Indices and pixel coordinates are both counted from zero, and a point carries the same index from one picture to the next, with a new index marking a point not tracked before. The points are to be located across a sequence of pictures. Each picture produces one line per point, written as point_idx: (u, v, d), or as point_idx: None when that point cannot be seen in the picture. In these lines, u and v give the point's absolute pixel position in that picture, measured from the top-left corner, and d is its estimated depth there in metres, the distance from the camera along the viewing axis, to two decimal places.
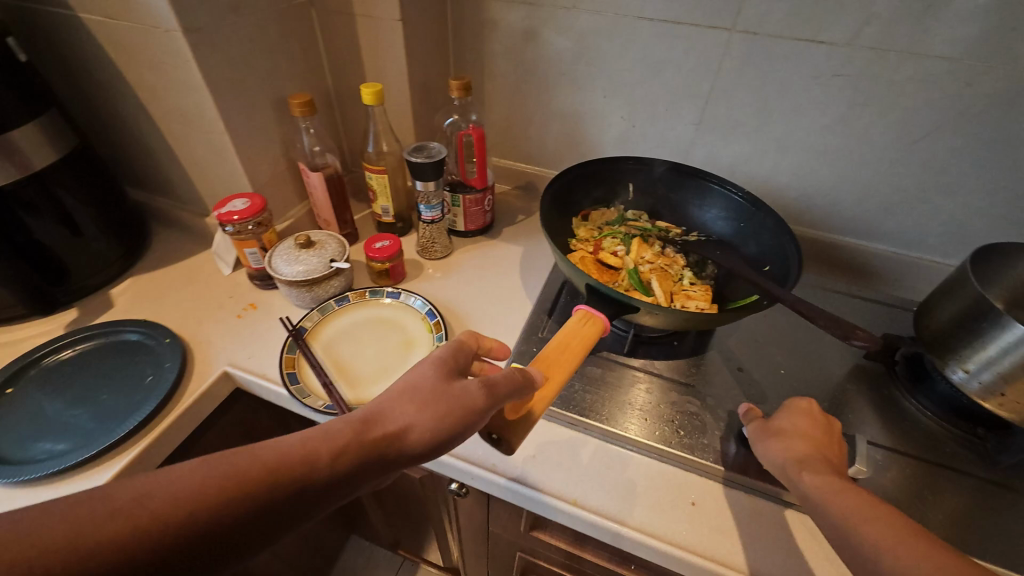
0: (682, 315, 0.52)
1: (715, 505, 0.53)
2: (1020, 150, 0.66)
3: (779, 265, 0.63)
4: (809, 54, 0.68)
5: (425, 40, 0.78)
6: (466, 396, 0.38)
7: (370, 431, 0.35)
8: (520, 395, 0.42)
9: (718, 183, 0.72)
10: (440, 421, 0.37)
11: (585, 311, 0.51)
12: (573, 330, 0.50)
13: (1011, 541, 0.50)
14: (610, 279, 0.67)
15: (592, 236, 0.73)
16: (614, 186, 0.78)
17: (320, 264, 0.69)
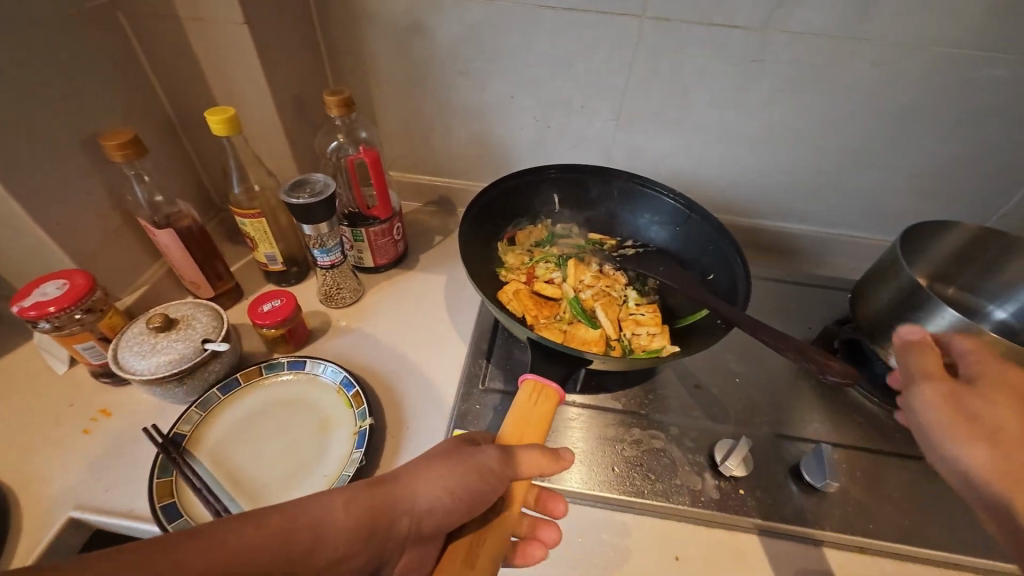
0: (631, 362, 0.49)
1: (698, 554, 0.50)
2: (917, 125, 0.68)
3: (721, 276, 0.60)
4: (723, 40, 0.64)
5: (286, 45, 0.63)
6: (484, 460, 0.38)
7: (388, 492, 0.35)
8: (538, 467, 0.40)
9: (650, 188, 0.66)
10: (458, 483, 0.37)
11: (535, 380, 0.47)
12: (528, 408, 0.45)
13: (962, 520, 0.52)
14: (550, 312, 0.61)
15: (523, 263, 0.67)
16: (539, 200, 0.70)
17: (189, 349, 0.54)
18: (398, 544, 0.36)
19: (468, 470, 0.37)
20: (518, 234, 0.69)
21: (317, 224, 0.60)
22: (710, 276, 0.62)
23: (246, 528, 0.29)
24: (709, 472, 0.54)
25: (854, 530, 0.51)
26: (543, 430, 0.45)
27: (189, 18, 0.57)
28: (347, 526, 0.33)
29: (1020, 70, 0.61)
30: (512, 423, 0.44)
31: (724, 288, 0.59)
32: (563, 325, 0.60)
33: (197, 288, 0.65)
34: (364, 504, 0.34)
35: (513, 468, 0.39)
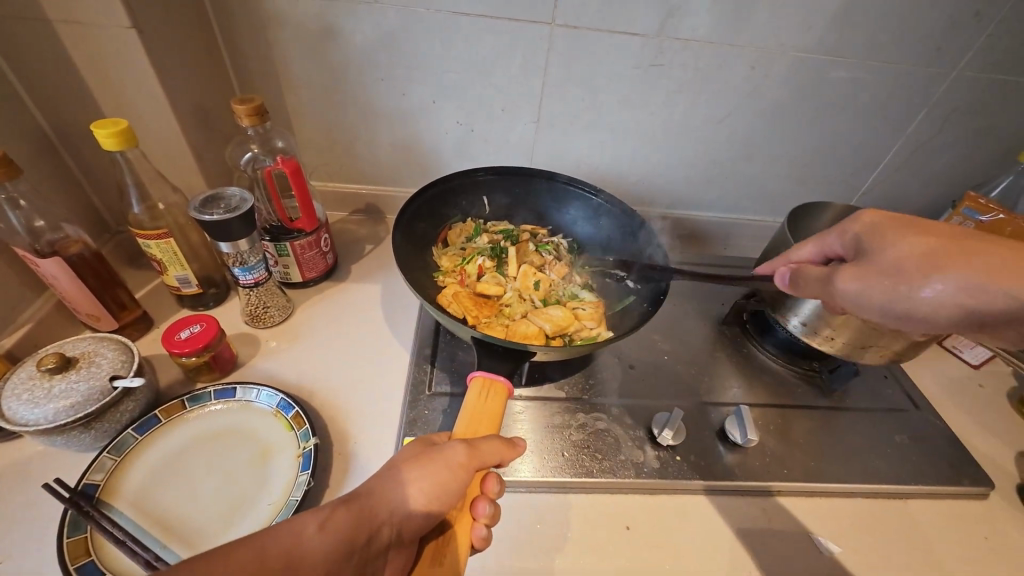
0: (575, 350, 0.51)
1: (646, 520, 0.54)
2: (792, 120, 0.78)
3: (646, 263, 0.65)
4: (628, 46, 0.69)
5: (183, 50, 0.59)
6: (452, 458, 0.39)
7: (362, 507, 0.35)
8: (502, 453, 0.41)
9: (575, 186, 0.71)
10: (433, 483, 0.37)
11: (482, 377, 0.48)
12: (479, 404, 0.47)
13: (854, 453, 0.62)
14: (492, 311, 0.63)
15: (457, 264, 0.67)
16: (471, 203, 0.72)
17: (95, 389, 0.48)
18: (382, 558, 0.35)
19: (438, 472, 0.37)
20: (451, 236, 0.70)
21: (236, 241, 0.57)
22: (634, 264, 0.67)
23: (217, 563, 0.28)
24: (649, 444, 0.58)
25: (774, 476, 0.58)
26: (497, 423, 0.46)
27: (60, 21, 0.51)
28: (324, 546, 0.32)
29: (862, 72, 0.72)
30: (464, 422, 0.45)
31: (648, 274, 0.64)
32: (505, 322, 0.62)
33: (96, 321, 0.58)
34: (341, 522, 0.33)
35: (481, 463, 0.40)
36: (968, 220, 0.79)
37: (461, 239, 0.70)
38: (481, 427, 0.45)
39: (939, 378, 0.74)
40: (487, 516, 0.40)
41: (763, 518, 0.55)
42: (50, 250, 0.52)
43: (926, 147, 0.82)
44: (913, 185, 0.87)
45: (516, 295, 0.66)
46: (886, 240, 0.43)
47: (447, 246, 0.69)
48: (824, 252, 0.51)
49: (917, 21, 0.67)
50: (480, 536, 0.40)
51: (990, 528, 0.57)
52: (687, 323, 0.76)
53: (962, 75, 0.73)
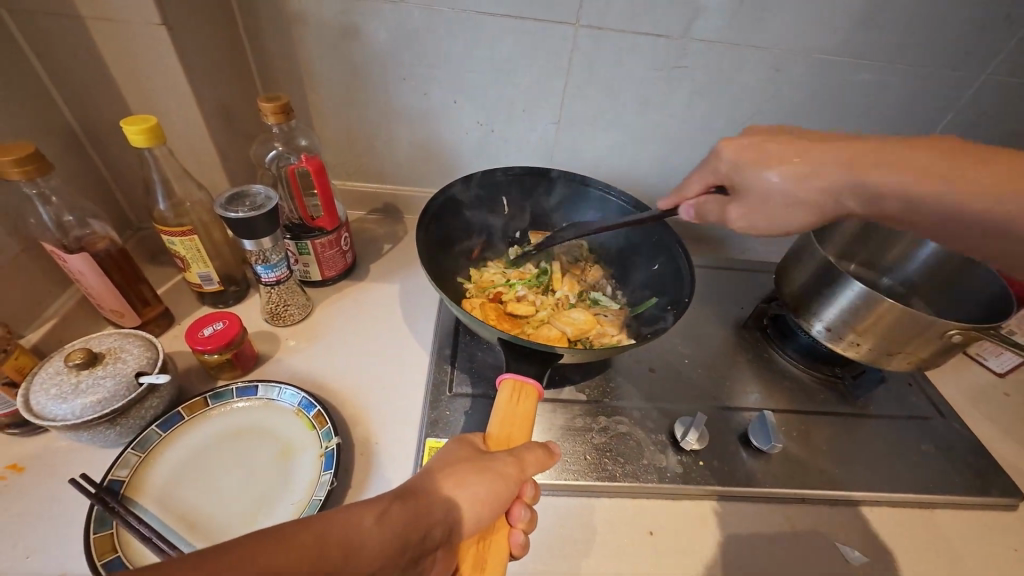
0: (599, 352, 0.50)
1: (670, 526, 0.53)
2: (814, 123, 0.78)
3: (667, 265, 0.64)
4: (651, 48, 0.69)
5: (209, 48, 0.59)
6: (502, 464, 0.39)
7: (417, 503, 0.34)
8: (543, 463, 0.41)
9: (595, 187, 0.70)
10: (484, 489, 0.37)
11: (514, 379, 0.48)
12: (512, 407, 0.46)
13: (879, 460, 0.61)
14: (522, 323, 0.62)
15: (483, 280, 0.67)
16: (491, 205, 0.71)
17: (121, 386, 0.48)
18: (430, 556, 0.34)
19: (488, 477, 0.37)
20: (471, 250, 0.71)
21: (260, 239, 0.57)
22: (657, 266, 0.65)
23: (280, 546, 0.27)
24: (672, 449, 0.58)
25: (798, 484, 0.57)
26: (529, 426, 0.46)
27: (92, 17, 0.51)
28: (381, 539, 0.31)
29: (888, 75, 0.72)
30: (497, 425, 0.45)
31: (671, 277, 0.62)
32: (528, 326, 0.62)
33: (119, 317, 0.58)
34: (399, 516, 0.32)
35: (525, 468, 0.40)
36: None
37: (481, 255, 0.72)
38: (517, 431, 0.45)
39: (963, 386, 0.73)
40: (525, 520, 0.40)
41: (786, 524, 0.55)
42: (77, 246, 0.52)
43: None
44: None
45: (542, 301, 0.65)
46: (751, 167, 0.44)
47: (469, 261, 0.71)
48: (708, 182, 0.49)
49: (946, 25, 0.66)
50: (518, 542, 0.40)
51: (1018, 540, 0.56)
52: (706, 326, 0.76)
53: (992, 78, 0.71)
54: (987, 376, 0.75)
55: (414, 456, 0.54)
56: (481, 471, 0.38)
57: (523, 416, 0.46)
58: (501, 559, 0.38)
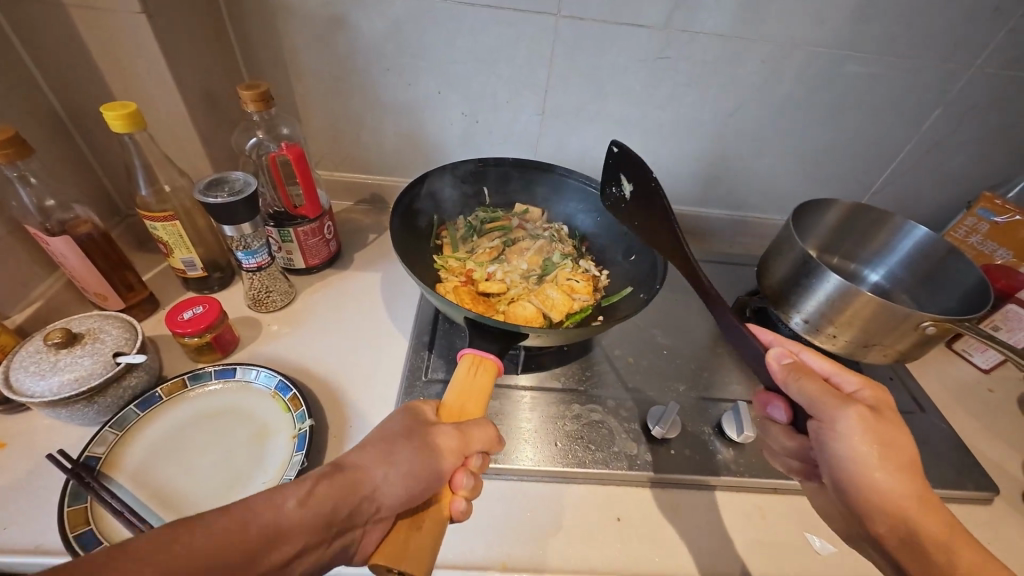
0: (561, 336, 0.51)
1: (639, 513, 0.53)
2: (799, 115, 0.77)
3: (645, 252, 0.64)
4: (634, 38, 0.69)
5: (191, 37, 0.60)
6: (442, 440, 0.39)
7: (344, 479, 0.35)
8: (489, 441, 0.42)
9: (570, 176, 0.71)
10: (418, 467, 0.37)
11: (474, 354, 0.49)
12: (469, 379, 0.47)
13: None
14: (489, 309, 0.63)
15: (458, 263, 0.67)
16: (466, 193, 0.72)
17: (99, 364, 0.50)
18: (360, 530, 0.35)
19: (428, 455, 0.38)
20: (448, 237, 0.70)
21: (239, 224, 0.58)
22: (612, 187, 0.64)
23: (195, 535, 0.29)
24: (645, 438, 0.58)
25: (770, 474, 0.57)
26: (485, 400, 0.47)
27: (73, 5, 0.52)
28: (302, 520, 0.32)
29: (875, 67, 0.71)
30: (453, 395, 0.46)
31: (619, 202, 0.62)
32: (502, 309, 0.62)
33: (104, 300, 0.60)
34: (324, 494, 0.34)
35: (469, 445, 0.40)
36: (983, 221, 0.78)
37: (459, 239, 0.70)
38: (469, 408, 0.45)
39: (946, 382, 0.72)
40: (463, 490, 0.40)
41: (758, 516, 0.55)
42: (60, 229, 0.54)
43: (942, 143, 0.80)
44: (926, 184, 0.86)
45: (516, 283, 0.66)
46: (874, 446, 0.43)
47: (444, 244, 0.69)
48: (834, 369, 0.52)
49: (932, 17, 0.65)
50: (458, 510, 0.39)
51: (993, 534, 0.56)
52: (688, 319, 0.76)
53: (983, 69, 0.71)
54: (972, 372, 0.74)
55: None
56: (418, 447, 0.38)
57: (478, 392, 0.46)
58: (434, 533, 0.38)
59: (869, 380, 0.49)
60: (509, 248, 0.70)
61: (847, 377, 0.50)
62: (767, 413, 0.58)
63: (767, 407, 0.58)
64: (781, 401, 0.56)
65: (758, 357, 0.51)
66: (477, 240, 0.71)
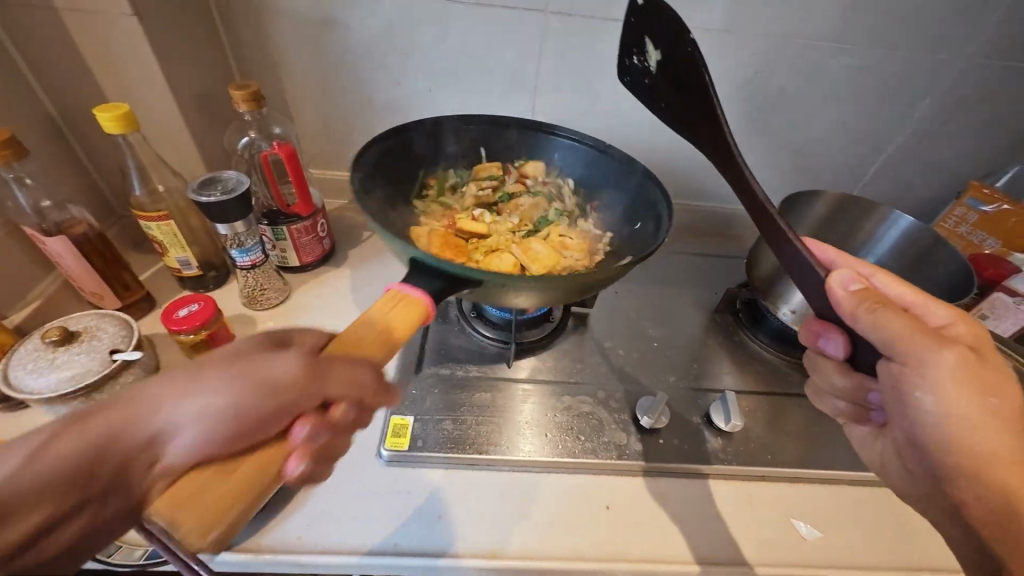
0: (557, 290, 0.49)
1: (628, 502, 0.54)
2: (787, 108, 0.78)
3: (652, 219, 0.63)
4: (622, 34, 0.69)
5: (182, 38, 0.61)
6: (277, 371, 0.33)
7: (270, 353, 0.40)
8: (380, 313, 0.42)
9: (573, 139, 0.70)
10: (225, 401, 0.32)
11: (397, 291, 0.45)
12: (380, 313, 0.42)
13: (843, 442, 0.61)
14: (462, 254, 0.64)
15: (444, 210, 0.69)
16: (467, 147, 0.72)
17: (96, 361, 0.51)
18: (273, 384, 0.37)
19: (253, 376, 0.33)
20: (435, 185, 0.71)
21: (232, 222, 0.59)
22: (634, 56, 0.55)
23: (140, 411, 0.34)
24: (635, 428, 0.59)
25: (758, 462, 0.57)
26: (386, 337, 0.41)
27: (65, 8, 0.53)
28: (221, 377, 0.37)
29: (861, 59, 0.72)
30: (352, 325, 0.41)
31: (643, 74, 0.55)
32: (476, 255, 0.63)
33: (100, 299, 0.61)
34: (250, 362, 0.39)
35: (324, 383, 0.34)
36: (972, 211, 0.78)
37: (446, 188, 0.71)
38: (365, 342, 0.40)
39: None
40: (305, 443, 0.33)
41: (747, 504, 0.55)
42: (56, 230, 0.55)
43: (931, 135, 0.80)
44: (917, 176, 0.86)
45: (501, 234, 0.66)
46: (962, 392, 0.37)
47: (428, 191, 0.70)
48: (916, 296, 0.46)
49: (915, 9, 0.66)
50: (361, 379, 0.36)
51: None
52: (680, 312, 0.76)
53: (968, 60, 0.71)
54: None
55: (380, 434, 0.56)
56: (245, 373, 0.33)
57: (385, 328, 0.41)
58: (243, 493, 0.31)
59: (957, 311, 0.43)
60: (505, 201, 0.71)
61: (935, 310, 0.44)
62: (818, 344, 0.48)
63: (819, 339, 0.48)
64: (838, 333, 0.46)
65: (815, 279, 0.40)
66: (465, 188, 0.72)
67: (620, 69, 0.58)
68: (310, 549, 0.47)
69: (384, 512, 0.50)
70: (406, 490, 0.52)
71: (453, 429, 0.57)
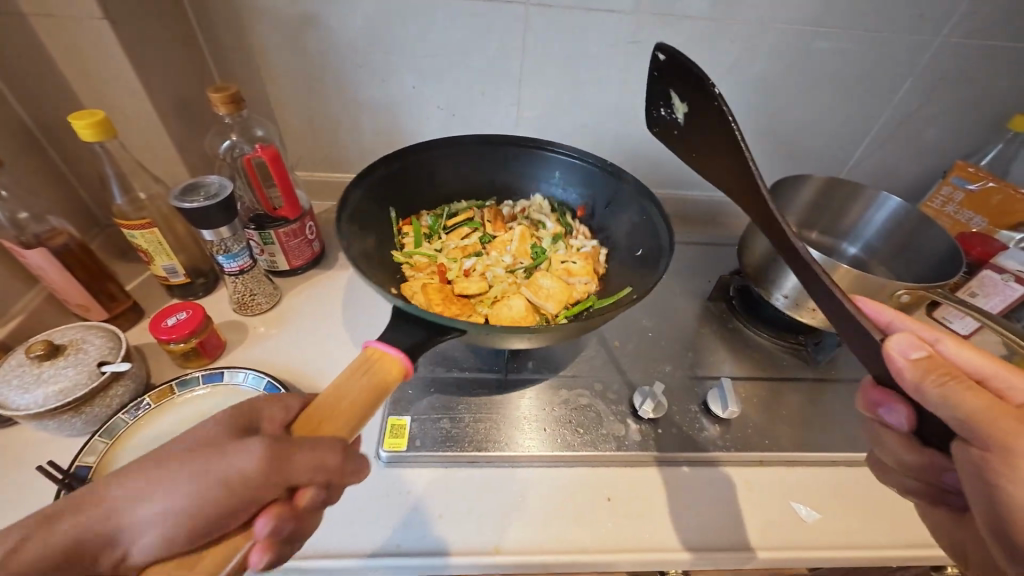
0: (562, 332, 0.49)
1: (628, 493, 0.54)
2: (774, 93, 0.78)
3: (649, 240, 0.61)
4: (605, 23, 0.69)
5: (158, 42, 0.59)
6: (235, 465, 0.32)
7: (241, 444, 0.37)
8: (355, 380, 0.39)
9: (562, 153, 0.70)
10: (184, 492, 0.32)
11: (369, 353, 0.40)
12: (350, 381, 0.39)
13: (839, 424, 0.62)
14: (473, 301, 0.63)
15: (431, 259, 0.67)
16: (443, 177, 0.71)
17: (83, 375, 0.50)
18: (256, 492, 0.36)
19: (211, 475, 0.32)
20: (410, 233, 0.69)
21: (217, 228, 0.58)
22: (661, 109, 0.54)
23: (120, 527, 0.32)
24: (632, 419, 0.59)
25: (755, 447, 0.58)
26: (355, 414, 0.38)
27: (34, 14, 0.52)
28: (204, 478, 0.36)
29: (844, 42, 0.72)
30: (323, 398, 0.38)
31: (671, 125, 0.54)
32: (482, 305, 0.63)
33: (86, 311, 0.60)
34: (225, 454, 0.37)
35: (284, 474, 0.32)
36: (958, 190, 0.79)
37: (423, 233, 0.69)
38: (318, 424, 0.37)
39: None
40: (270, 535, 0.33)
41: (745, 488, 0.56)
42: (36, 242, 0.53)
43: (915, 115, 0.81)
44: (904, 156, 0.87)
45: (498, 276, 0.67)
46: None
47: (409, 240, 0.68)
48: (986, 373, 0.43)
49: None
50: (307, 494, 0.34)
51: None
52: (673, 301, 0.77)
53: (950, 40, 0.72)
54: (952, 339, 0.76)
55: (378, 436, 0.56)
56: (206, 467, 0.32)
57: (346, 409, 0.37)
58: (219, 567, 0.32)
59: None
60: (488, 241, 0.71)
61: (1014, 381, 0.41)
62: (876, 415, 0.45)
63: (879, 409, 0.44)
64: (903, 405, 0.42)
65: (867, 341, 0.38)
66: (444, 235, 0.71)
67: (648, 120, 0.57)
68: (312, 555, 0.46)
69: (385, 513, 0.50)
70: (405, 490, 0.52)
71: (451, 427, 0.56)
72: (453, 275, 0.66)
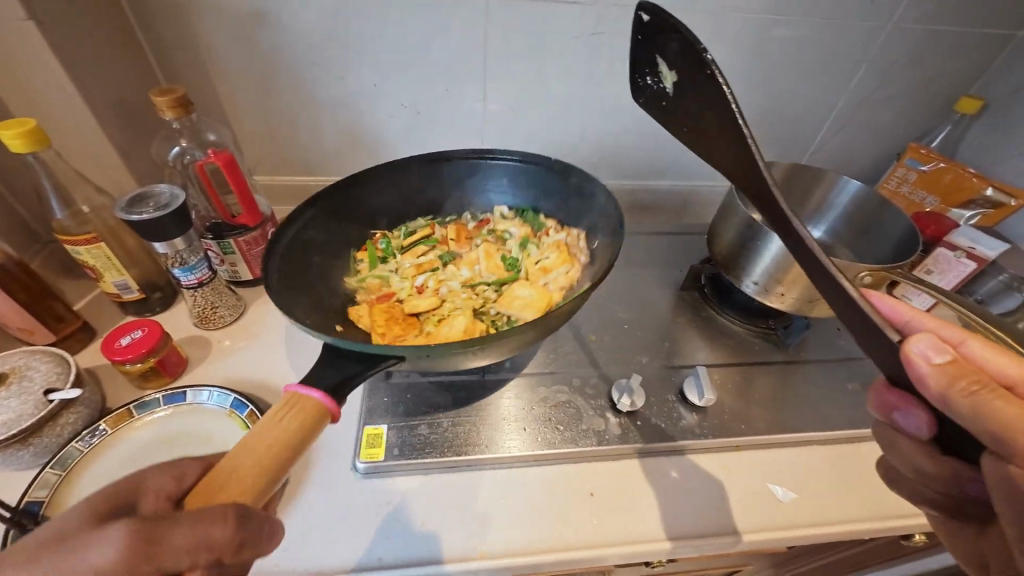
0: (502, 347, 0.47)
1: (610, 488, 0.54)
2: (736, 82, 0.79)
3: (607, 225, 0.62)
4: (567, 14, 0.68)
5: (93, 43, 0.55)
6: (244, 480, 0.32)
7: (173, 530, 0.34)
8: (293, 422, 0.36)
9: (500, 156, 0.69)
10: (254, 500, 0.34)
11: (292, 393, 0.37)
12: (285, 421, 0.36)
13: (811, 405, 0.63)
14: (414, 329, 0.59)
15: (378, 281, 0.65)
16: (388, 197, 0.70)
17: (29, 405, 0.47)
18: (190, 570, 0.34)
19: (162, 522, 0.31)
20: (364, 258, 0.67)
21: (171, 239, 0.54)
22: (647, 77, 0.54)
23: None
24: (611, 411, 0.59)
25: (732, 432, 0.59)
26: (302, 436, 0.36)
27: None
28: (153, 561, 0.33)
29: (800, 29, 0.73)
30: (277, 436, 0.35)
31: (660, 95, 0.53)
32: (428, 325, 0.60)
33: (30, 334, 0.56)
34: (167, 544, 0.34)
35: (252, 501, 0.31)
36: (911, 171, 0.82)
37: (378, 257, 0.68)
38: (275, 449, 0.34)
39: None
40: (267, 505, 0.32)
41: (724, 473, 0.56)
42: None
43: (870, 99, 0.83)
44: (861, 139, 0.89)
45: (448, 299, 0.63)
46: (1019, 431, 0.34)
47: (364, 265, 0.66)
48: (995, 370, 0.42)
49: None
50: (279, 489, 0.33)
51: None
52: (647, 291, 0.77)
53: (899, 26, 0.74)
54: None
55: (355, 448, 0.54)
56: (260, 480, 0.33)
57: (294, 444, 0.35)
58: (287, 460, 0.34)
59: None
60: (447, 257, 0.69)
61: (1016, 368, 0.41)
62: (889, 417, 0.42)
63: (893, 413, 0.41)
64: (921, 411, 0.39)
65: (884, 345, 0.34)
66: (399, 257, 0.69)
67: (635, 89, 0.57)
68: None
69: (365, 527, 0.49)
70: (388, 500, 0.51)
71: (430, 433, 0.55)
72: (403, 295, 0.64)
